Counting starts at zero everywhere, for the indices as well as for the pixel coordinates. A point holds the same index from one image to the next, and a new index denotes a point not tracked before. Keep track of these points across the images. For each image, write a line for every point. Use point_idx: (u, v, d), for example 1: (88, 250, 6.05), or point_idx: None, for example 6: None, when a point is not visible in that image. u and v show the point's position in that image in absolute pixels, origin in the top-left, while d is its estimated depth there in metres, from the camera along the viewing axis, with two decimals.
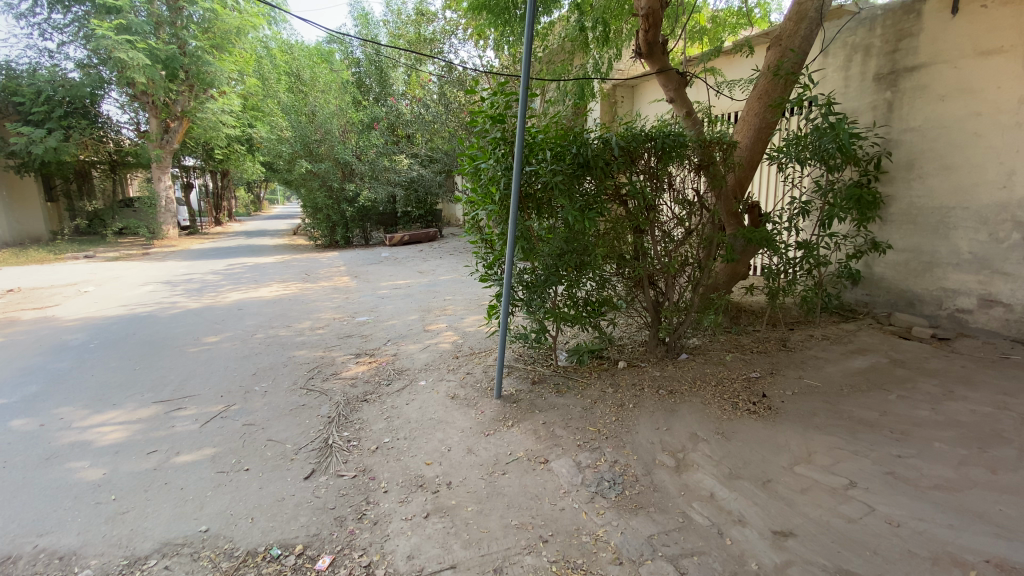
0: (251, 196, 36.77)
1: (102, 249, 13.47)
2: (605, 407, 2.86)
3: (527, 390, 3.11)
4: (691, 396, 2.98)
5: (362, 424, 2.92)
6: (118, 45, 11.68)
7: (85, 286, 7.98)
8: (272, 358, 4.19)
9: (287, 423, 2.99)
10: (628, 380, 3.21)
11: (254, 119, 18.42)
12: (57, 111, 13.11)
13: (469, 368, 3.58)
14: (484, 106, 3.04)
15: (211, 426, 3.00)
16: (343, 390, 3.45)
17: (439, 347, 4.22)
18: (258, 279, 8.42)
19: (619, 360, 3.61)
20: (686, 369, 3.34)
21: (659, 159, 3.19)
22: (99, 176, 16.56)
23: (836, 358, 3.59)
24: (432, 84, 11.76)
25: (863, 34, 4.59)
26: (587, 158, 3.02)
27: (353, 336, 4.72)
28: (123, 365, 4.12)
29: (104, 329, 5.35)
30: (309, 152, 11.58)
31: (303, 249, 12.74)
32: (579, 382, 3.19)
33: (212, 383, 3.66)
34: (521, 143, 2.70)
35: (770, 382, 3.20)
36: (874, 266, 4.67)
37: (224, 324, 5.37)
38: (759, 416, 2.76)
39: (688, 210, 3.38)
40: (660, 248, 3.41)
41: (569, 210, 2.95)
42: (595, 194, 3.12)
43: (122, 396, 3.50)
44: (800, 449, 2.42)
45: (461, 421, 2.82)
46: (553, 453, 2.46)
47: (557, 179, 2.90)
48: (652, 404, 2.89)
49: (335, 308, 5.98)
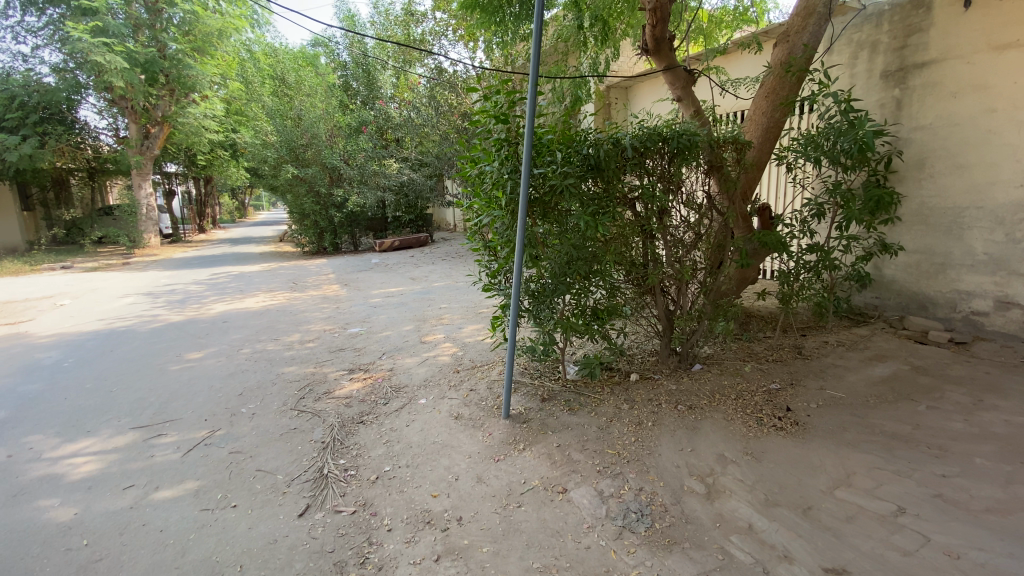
0: (235, 202, 36.23)
1: (80, 260, 13.03)
2: (622, 426, 2.67)
3: (537, 408, 2.90)
4: (712, 411, 2.79)
5: (359, 450, 2.70)
6: (95, 48, 11.31)
7: (62, 299, 7.63)
8: (260, 375, 3.94)
9: (277, 450, 2.75)
10: (643, 395, 3.01)
11: (238, 124, 18.05)
12: (32, 117, 12.68)
13: (472, 384, 3.36)
14: (486, 105, 2.83)
15: (194, 456, 2.76)
16: (336, 410, 3.21)
17: (438, 360, 4.00)
18: (244, 289, 8.13)
19: (630, 372, 3.41)
20: (703, 381, 3.15)
21: (670, 161, 3.00)
22: (77, 184, 16.10)
23: (856, 366, 3.42)
24: (420, 86, 11.55)
25: (870, 30, 4.47)
26: (597, 159, 2.82)
27: (346, 350, 4.48)
28: (98, 387, 3.85)
29: (80, 345, 5.06)
30: (295, 157, 11.40)
31: (290, 257, 12.45)
32: (592, 398, 2.98)
33: (195, 406, 3.40)
34: (531, 143, 2.49)
35: (793, 394, 3.02)
36: (883, 269, 4.54)
37: (208, 338, 5.10)
38: (787, 433, 2.58)
39: (699, 214, 3.22)
40: (672, 254, 3.23)
41: (581, 216, 2.73)
42: (606, 197, 2.91)
43: (96, 422, 3.23)
44: (837, 470, 2.25)
45: (468, 445, 2.61)
46: (570, 480, 2.26)
47: (568, 182, 2.68)
48: (671, 421, 2.70)
49: (325, 319, 5.73)
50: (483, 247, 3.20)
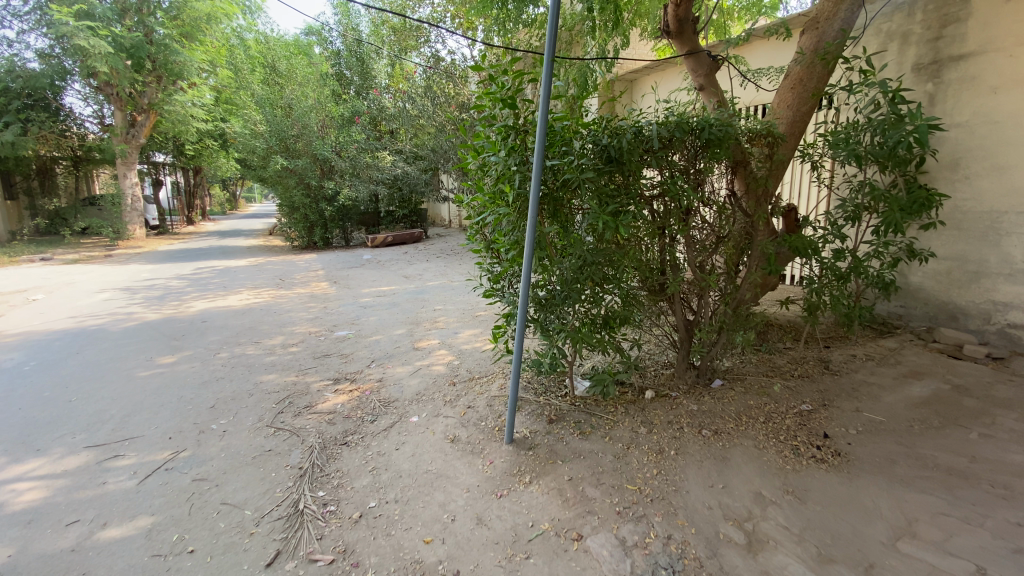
0: (225, 194, 35.56)
1: (60, 251, 12.52)
2: (642, 454, 2.34)
3: (543, 432, 2.56)
4: (741, 438, 2.48)
5: (341, 479, 2.36)
6: (79, 31, 10.80)
7: (34, 294, 7.19)
8: (237, 385, 3.59)
9: (246, 479, 2.40)
10: (662, 417, 2.68)
11: (227, 113, 17.59)
12: (13, 103, 12.14)
13: (470, 400, 3.03)
14: (492, 86, 2.45)
15: (152, 484, 2.40)
16: (316, 429, 2.86)
17: (432, 370, 3.66)
18: (227, 285, 7.74)
19: (644, 388, 3.07)
20: (727, 401, 2.83)
21: (697, 153, 2.64)
22: (61, 173, 15.55)
23: (891, 385, 3.12)
24: (416, 77, 10.98)
25: (901, 20, 4.15)
26: (617, 150, 2.46)
27: (332, 356, 4.13)
28: (56, 396, 3.47)
29: (45, 346, 4.66)
30: (285, 149, 11.02)
31: (278, 251, 12.06)
32: (605, 420, 2.65)
33: (161, 421, 3.04)
34: (545, 129, 2.12)
35: (827, 417, 2.71)
36: (910, 276, 4.24)
37: (184, 340, 4.72)
38: (829, 467, 2.27)
39: (726, 216, 2.88)
40: (694, 258, 2.90)
41: (599, 215, 2.38)
42: (631, 192, 2.54)
43: (47, 439, 2.86)
44: (896, 517, 1.95)
45: (465, 477, 2.27)
46: (586, 525, 1.93)
47: (586, 174, 2.32)
48: (697, 449, 2.38)
49: (312, 321, 5.36)
50: (486, 248, 2.82)
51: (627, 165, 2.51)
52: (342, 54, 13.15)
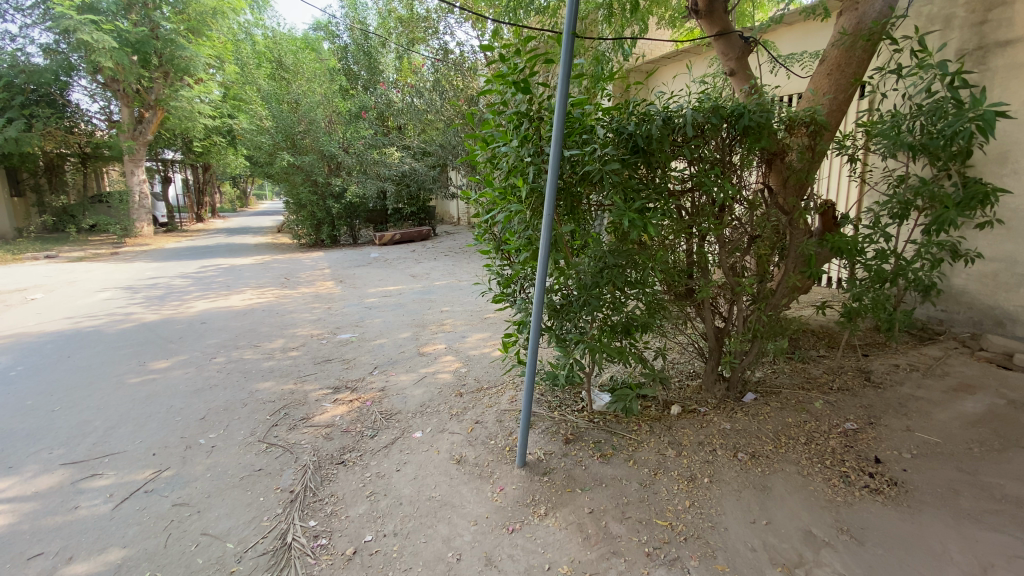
0: (235, 190, 35.64)
1: (67, 248, 12.41)
2: (671, 482, 2.09)
3: (559, 453, 2.30)
4: (782, 463, 2.21)
5: (336, 506, 2.12)
6: (83, 26, 10.68)
7: (34, 293, 7.06)
8: (229, 393, 3.37)
9: (230, 504, 2.17)
10: (691, 436, 2.42)
11: (235, 110, 17.44)
12: (18, 99, 12.05)
13: (478, 414, 2.78)
14: (502, 67, 2.18)
15: (127, 510, 2.18)
16: (311, 446, 2.63)
17: (437, 379, 3.42)
18: (231, 284, 7.58)
19: (669, 403, 2.80)
20: (763, 419, 2.56)
21: (732, 142, 2.35)
22: (69, 170, 15.52)
23: (942, 399, 2.80)
24: (424, 71, 10.61)
25: (943, 2, 3.72)
26: (644, 139, 2.17)
27: (333, 362, 3.90)
28: (39, 405, 3.28)
29: (37, 349, 4.49)
30: (292, 145, 10.86)
31: (286, 249, 11.93)
32: (628, 440, 2.39)
33: (146, 434, 2.83)
34: (563, 113, 1.85)
35: (875, 438, 2.42)
36: (950, 278, 3.85)
37: (180, 344, 4.52)
38: (885, 500, 2.00)
39: (761, 213, 2.58)
40: (726, 260, 2.62)
41: (623, 211, 2.10)
42: (659, 186, 2.26)
43: (22, 455, 2.66)
44: (969, 563, 1.67)
45: (473, 506, 2.03)
46: (611, 569, 1.68)
47: (611, 167, 2.05)
48: (733, 476, 2.12)
49: (314, 322, 5.14)
50: (495, 249, 2.53)
51: (655, 156, 2.23)
52: (349, 48, 12.97)
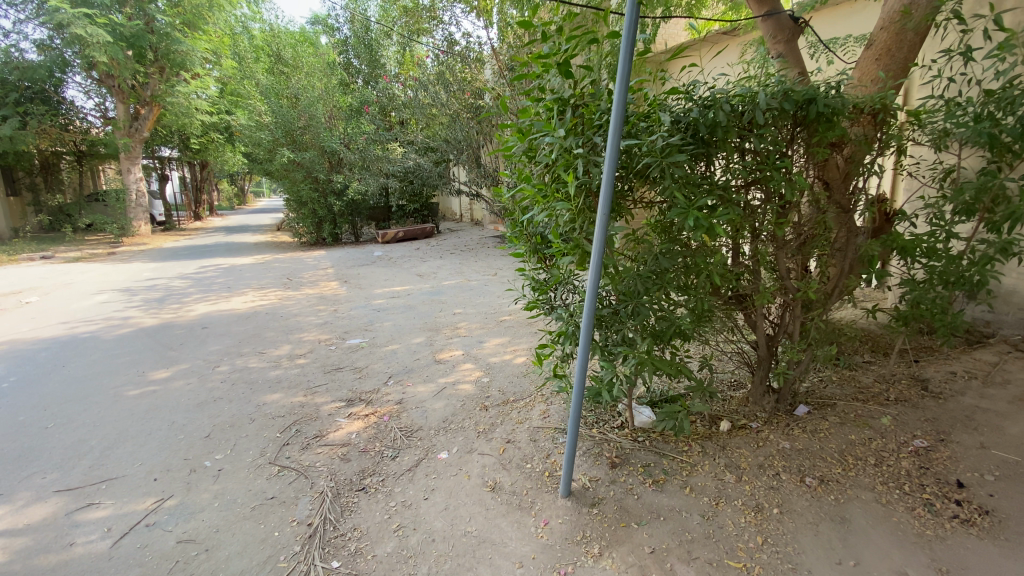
0: (232, 187, 35.30)
1: (64, 249, 12.15)
2: (738, 513, 1.87)
3: (606, 480, 2.07)
4: (858, 491, 1.98)
5: (360, 543, 1.89)
6: (77, 20, 10.39)
7: (29, 296, 6.80)
8: (236, 407, 3.14)
9: (242, 541, 1.94)
10: (749, 458, 2.18)
11: (233, 105, 17.11)
12: (12, 96, 11.73)
13: (509, 432, 2.55)
14: (544, 47, 1.92)
15: (127, 548, 1.94)
16: (327, 469, 2.40)
17: (458, 390, 3.20)
18: (232, 285, 7.33)
19: (716, 418, 2.56)
20: (824, 437, 2.32)
21: (796, 133, 2.11)
22: (65, 169, 15.25)
23: (1012, 410, 2.57)
24: (427, 63, 10.22)
25: None
26: (707, 128, 1.92)
27: (344, 370, 3.67)
28: (32, 422, 3.04)
29: (30, 357, 4.26)
30: (292, 141, 10.62)
31: (286, 248, 11.70)
32: (681, 464, 2.16)
33: (147, 456, 2.60)
34: (623, 100, 1.58)
35: (952, 459, 2.19)
36: (1001, 277, 3.61)
37: (181, 351, 4.28)
38: (981, 533, 1.78)
39: (825, 210, 2.32)
40: (784, 262, 2.37)
41: (683, 209, 1.85)
42: (719, 181, 1.99)
43: (12, 480, 2.43)
44: None
45: (516, 544, 1.80)
46: None
47: (673, 160, 1.79)
48: (806, 507, 1.89)
49: (321, 326, 4.91)
50: (531, 251, 2.28)
51: (714, 146, 1.97)
52: (350, 42, 13.03)
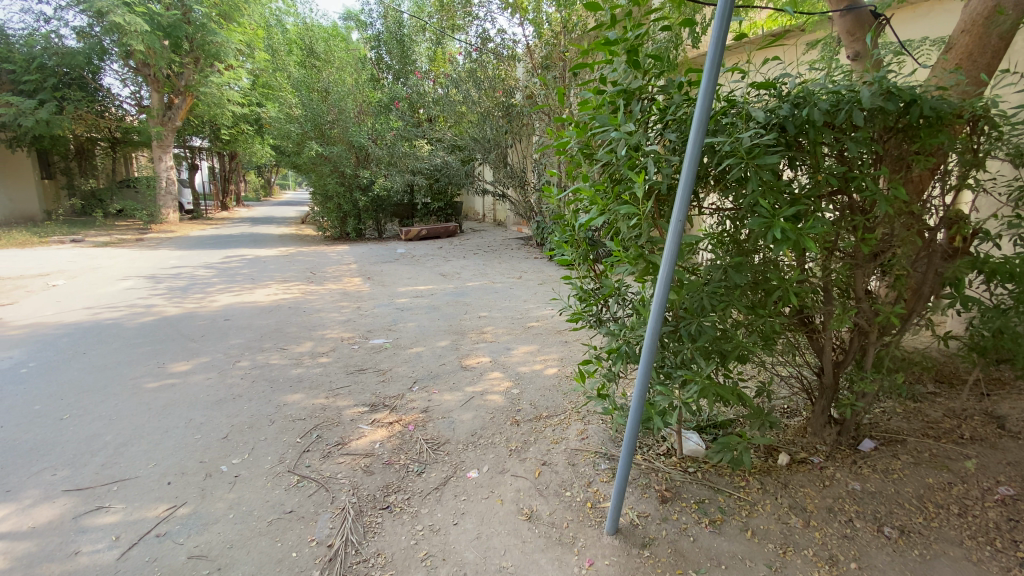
0: (259, 180, 35.77)
1: (93, 233, 12.31)
2: (810, 566, 1.65)
3: (657, 518, 1.87)
4: (949, 547, 1.74)
5: (384, 572, 1.72)
6: (116, 8, 10.50)
7: (56, 279, 6.82)
8: (255, 406, 3.01)
9: (257, 560, 1.78)
10: (816, 499, 1.96)
11: (264, 98, 17.27)
12: (51, 81, 11.97)
13: (544, 453, 2.36)
14: (612, 32, 1.72)
15: (134, 561, 1.80)
16: (349, 482, 2.24)
17: (488, 401, 3.02)
18: (255, 277, 7.27)
19: (772, 450, 2.34)
20: (898, 479, 2.08)
21: (884, 139, 1.89)
22: (99, 154, 15.49)
23: None
24: (460, 60, 10.11)
25: None
26: (794, 128, 1.69)
27: (368, 372, 3.52)
28: (48, 412, 2.95)
29: (51, 343, 4.20)
30: (320, 134, 10.59)
31: (310, 241, 11.70)
32: (739, 503, 1.94)
33: (161, 457, 2.46)
34: (713, 90, 1.38)
35: None
36: None
37: (202, 343, 4.19)
38: None
39: (910, 225, 2.08)
40: (862, 279, 2.13)
41: (763, 218, 1.64)
42: (802, 189, 1.78)
43: (22, 476, 2.32)
44: None
45: None
46: None
47: (760, 162, 1.59)
48: (889, 564, 1.66)
49: (344, 324, 4.77)
50: (580, 259, 2.09)
51: (798, 149, 1.76)
52: (382, 37, 13.07)
